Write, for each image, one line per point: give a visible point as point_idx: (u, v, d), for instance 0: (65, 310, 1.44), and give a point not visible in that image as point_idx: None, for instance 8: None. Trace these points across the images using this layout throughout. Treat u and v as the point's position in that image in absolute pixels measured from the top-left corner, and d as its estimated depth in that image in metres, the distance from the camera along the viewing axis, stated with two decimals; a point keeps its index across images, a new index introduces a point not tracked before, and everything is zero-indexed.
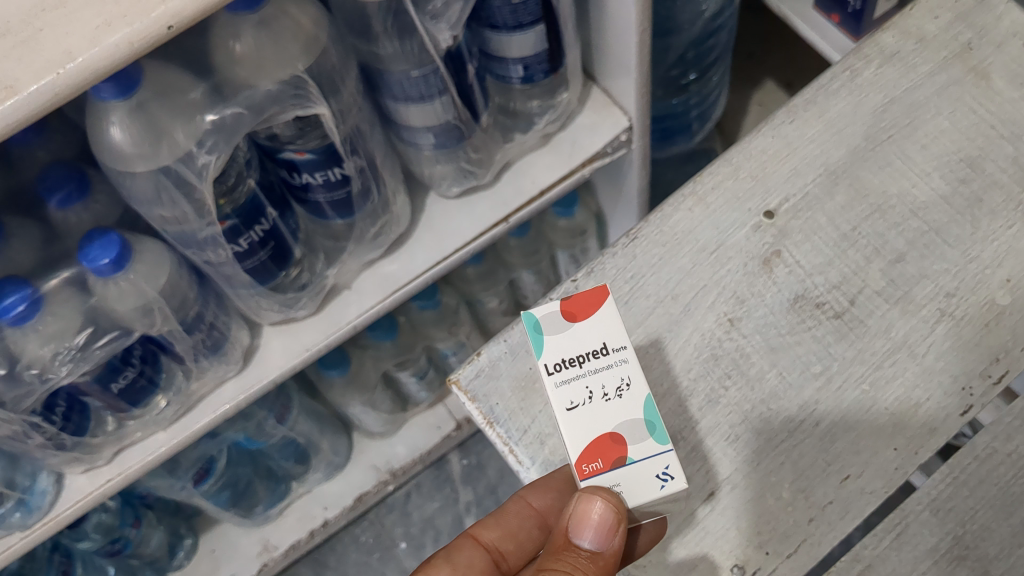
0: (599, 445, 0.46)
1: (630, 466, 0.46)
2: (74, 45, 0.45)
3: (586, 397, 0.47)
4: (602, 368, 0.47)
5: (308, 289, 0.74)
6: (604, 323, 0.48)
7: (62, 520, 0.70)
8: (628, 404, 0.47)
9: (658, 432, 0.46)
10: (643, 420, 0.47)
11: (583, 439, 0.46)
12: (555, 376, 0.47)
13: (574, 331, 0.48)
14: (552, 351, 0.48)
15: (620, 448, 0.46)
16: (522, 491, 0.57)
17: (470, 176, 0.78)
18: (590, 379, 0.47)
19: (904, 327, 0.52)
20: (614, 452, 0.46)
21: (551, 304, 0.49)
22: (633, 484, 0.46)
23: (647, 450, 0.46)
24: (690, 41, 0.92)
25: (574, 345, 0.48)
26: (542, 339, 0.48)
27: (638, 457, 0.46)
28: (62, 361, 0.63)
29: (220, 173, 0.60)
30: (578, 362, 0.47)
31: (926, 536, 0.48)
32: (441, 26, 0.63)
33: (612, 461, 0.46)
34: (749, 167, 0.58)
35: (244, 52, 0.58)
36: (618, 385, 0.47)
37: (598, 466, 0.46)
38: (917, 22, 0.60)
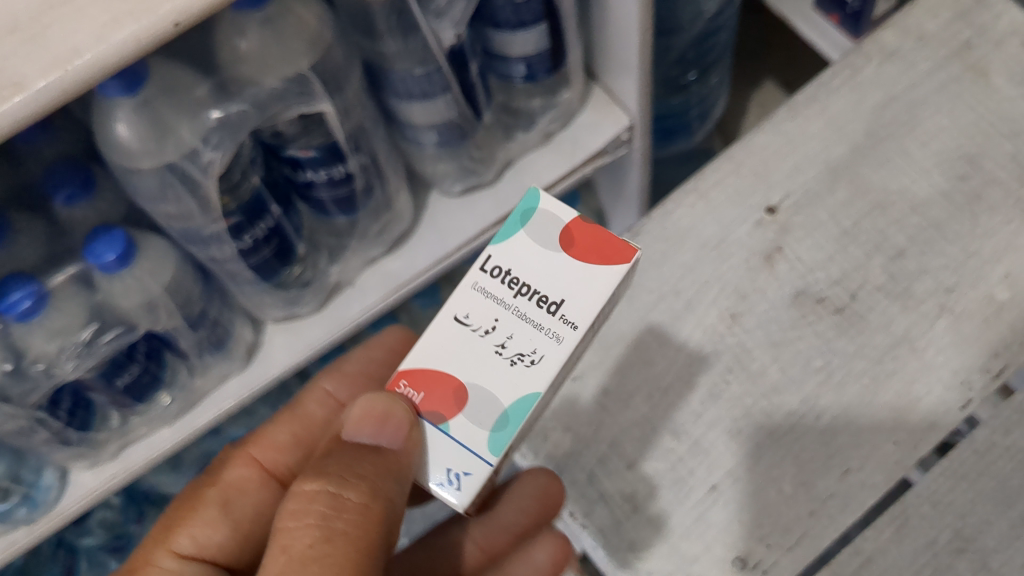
0: (438, 382, 0.42)
1: (440, 433, 0.42)
2: (83, 41, 0.45)
3: (485, 326, 0.42)
4: (533, 322, 0.41)
5: (311, 286, 0.75)
6: (580, 281, 0.41)
7: (67, 516, 0.70)
8: (512, 381, 0.41)
9: (501, 433, 0.41)
10: (502, 410, 0.41)
11: (440, 363, 0.42)
12: (484, 278, 0.42)
13: (551, 259, 0.42)
14: (512, 254, 0.42)
15: (448, 410, 0.42)
16: (326, 387, 0.61)
17: (472, 173, 0.79)
18: (506, 316, 0.42)
19: (905, 322, 0.52)
20: (440, 405, 0.42)
21: (564, 212, 0.43)
22: (429, 449, 0.42)
23: (471, 440, 0.41)
24: (690, 41, 0.92)
25: (538, 276, 0.42)
26: (516, 231, 0.43)
27: (455, 433, 0.41)
28: (68, 356, 0.63)
29: (225, 170, 0.61)
30: (518, 290, 0.42)
31: (925, 529, 0.48)
32: (445, 24, 0.63)
33: (428, 408, 0.42)
34: (751, 163, 0.58)
35: (250, 50, 0.59)
36: (525, 353, 0.41)
37: (415, 398, 0.42)
38: (917, 21, 0.60)
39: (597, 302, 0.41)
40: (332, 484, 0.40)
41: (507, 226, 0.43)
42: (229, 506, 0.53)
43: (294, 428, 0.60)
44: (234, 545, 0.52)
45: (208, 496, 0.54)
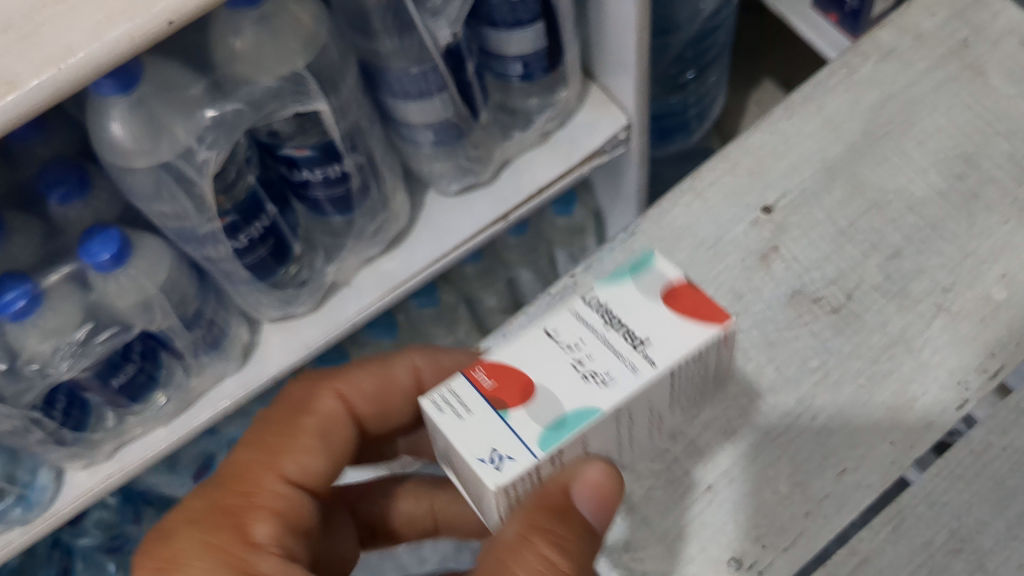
0: (512, 376, 0.42)
1: (496, 418, 0.41)
2: (75, 40, 0.45)
3: (571, 346, 0.42)
4: (618, 355, 0.42)
5: (308, 286, 0.75)
6: (668, 328, 0.42)
7: (62, 516, 0.71)
8: (578, 391, 0.41)
9: (554, 434, 0.40)
10: (561, 414, 0.40)
11: (522, 363, 0.42)
12: (584, 308, 0.44)
13: (645, 305, 0.43)
14: (615, 294, 0.43)
15: (512, 400, 0.41)
16: (417, 363, 0.55)
17: (469, 173, 0.78)
18: (594, 343, 0.42)
19: (902, 321, 0.51)
20: (509, 396, 0.41)
21: (673, 271, 0.44)
22: (479, 433, 0.40)
23: (524, 432, 0.40)
24: (688, 40, 0.92)
25: (633, 317, 0.42)
26: (625, 280, 0.44)
27: (510, 421, 0.40)
28: (62, 357, 0.63)
29: (220, 169, 0.61)
30: (611, 323, 0.43)
31: (922, 530, 0.47)
32: (441, 22, 0.64)
33: (497, 396, 0.41)
34: (748, 163, 0.58)
35: (244, 48, 0.58)
36: (601, 374, 0.41)
37: (485, 385, 0.42)
38: (914, 19, 0.60)
39: (681, 349, 0.41)
40: (558, 552, 0.41)
41: (616, 274, 0.45)
42: (325, 437, 0.53)
43: (381, 384, 0.55)
44: (328, 475, 0.52)
45: (303, 426, 0.52)
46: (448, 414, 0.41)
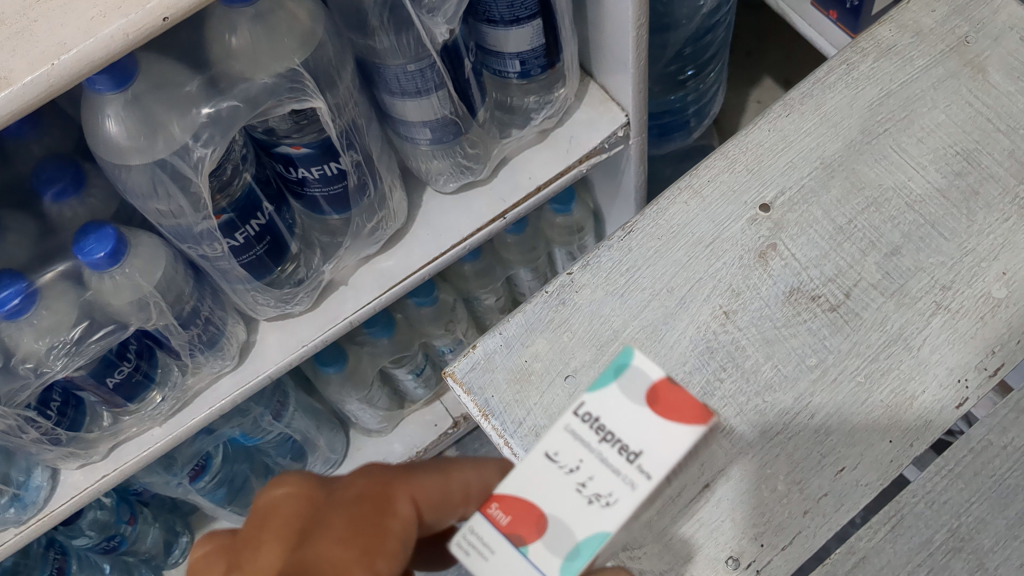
0: (519, 506, 0.37)
1: (517, 556, 0.37)
2: (69, 36, 0.45)
3: (570, 465, 0.37)
4: (614, 469, 0.36)
5: (304, 285, 0.75)
6: (659, 437, 0.36)
7: (57, 515, 0.71)
8: (586, 518, 0.36)
9: (573, 564, 0.37)
10: (573, 542, 0.37)
11: (524, 492, 0.37)
12: (574, 420, 0.37)
13: (635, 412, 0.36)
14: (604, 403, 0.37)
15: (528, 533, 0.37)
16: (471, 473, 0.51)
17: (467, 171, 0.78)
18: (591, 459, 0.37)
19: (901, 319, 0.51)
20: (523, 529, 0.37)
21: (655, 367, 0.37)
22: (507, 574, 0.37)
23: (545, 567, 0.37)
24: (687, 37, 0.92)
25: (621, 427, 0.36)
26: (608, 384, 0.37)
27: (532, 556, 0.37)
28: (57, 355, 0.63)
29: (217, 167, 0.60)
30: (603, 436, 0.36)
31: (921, 528, 0.47)
32: (438, 20, 0.63)
33: (513, 530, 0.37)
34: (745, 160, 0.57)
35: (241, 46, 0.58)
36: (602, 495, 0.36)
37: (499, 519, 0.38)
38: (914, 15, 0.60)
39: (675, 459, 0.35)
40: None
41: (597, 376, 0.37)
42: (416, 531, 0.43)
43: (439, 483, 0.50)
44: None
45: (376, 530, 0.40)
46: (472, 555, 0.38)
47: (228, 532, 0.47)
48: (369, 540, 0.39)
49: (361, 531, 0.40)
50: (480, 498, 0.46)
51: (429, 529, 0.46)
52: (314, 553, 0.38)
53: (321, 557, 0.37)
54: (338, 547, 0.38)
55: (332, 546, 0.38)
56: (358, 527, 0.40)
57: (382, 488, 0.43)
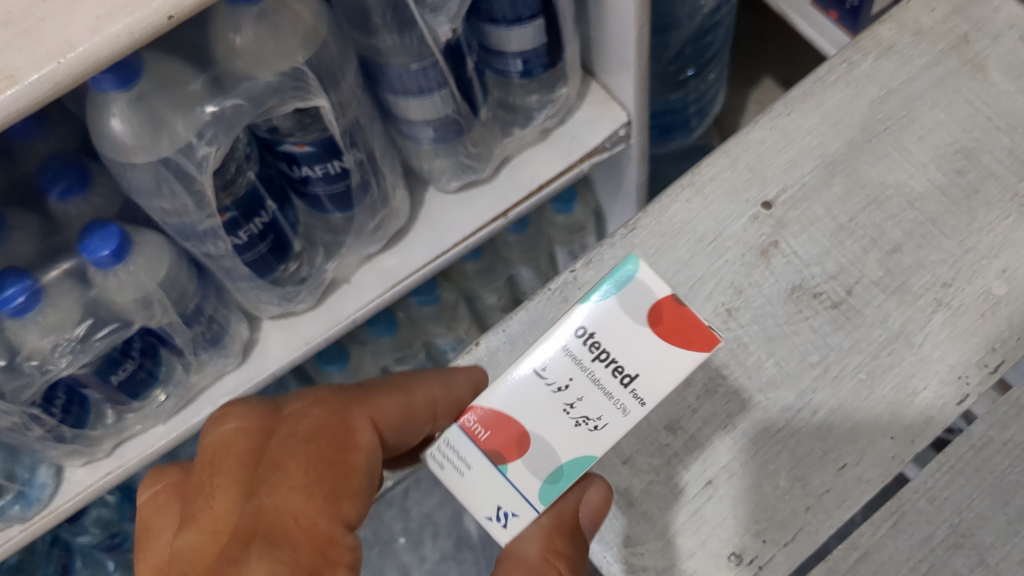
0: (507, 427, 0.42)
1: (496, 474, 0.42)
2: (76, 35, 0.45)
3: (564, 381, 0.41)
4: (607, 390, 0.41)
5: (307, 283, 0.75)
6: (658, 359, 0.40)
7: (62, 512, 0.71)
8: (574, 440, 0.41)
9: (551, 487, 0.42)
10: (557, 465, 0.42)
11: (511, 412, 0.42)
12: (574, 338, 0.41)
13: (639, 333, 0.40)
14: (604, 323, 0.41)
15: (509, 453, 0.42)
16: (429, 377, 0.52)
17: (469, 169, 0.78)
18: (585, 379, 0.41)
19: (901, 316, 0.51)
20: (505, 449, 0.42)
21: (659, 286, 0.40)
22: (483, 486, 0.43)
23: (523, 485, 0.42)
24: (687, 37, 0.92)
25: (620, 347, 0.40)
26: (612, 297, 0.40)
27: (511, 475, 0.42)
28: (62, 353, 0.63)
29: (220, 165, 0.61)
30: (600, 355, 0.41)
31: (922, 525, 0.47)
32: (441, 19, 0.63)
33: (495, 450, 0.42)
34: (748, 158, 0.57)
35: (245, 45, 0.58)
36: (592, 417, 0.41)
37: (481, 436, 0.43)
38: (914, 15, 0.60)
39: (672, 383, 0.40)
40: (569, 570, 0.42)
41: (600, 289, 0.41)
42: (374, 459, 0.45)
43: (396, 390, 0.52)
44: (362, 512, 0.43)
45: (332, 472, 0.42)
46: (450, 468, 0.43)
47: (174, 470, 0.49)
48: (332, 484, 0.41)
49: (322, 472, 0.41)
50: (447, 412, 0.49)
51: (396, 446, 0.49)
52: (272, 503, 0.39)
53: (281, 508, 0.39)
54: (299, 496, 0.40)
55: (292, 496, 0.40)
56: (319, 470, 0.41)
57: (337, 420, 0.45)
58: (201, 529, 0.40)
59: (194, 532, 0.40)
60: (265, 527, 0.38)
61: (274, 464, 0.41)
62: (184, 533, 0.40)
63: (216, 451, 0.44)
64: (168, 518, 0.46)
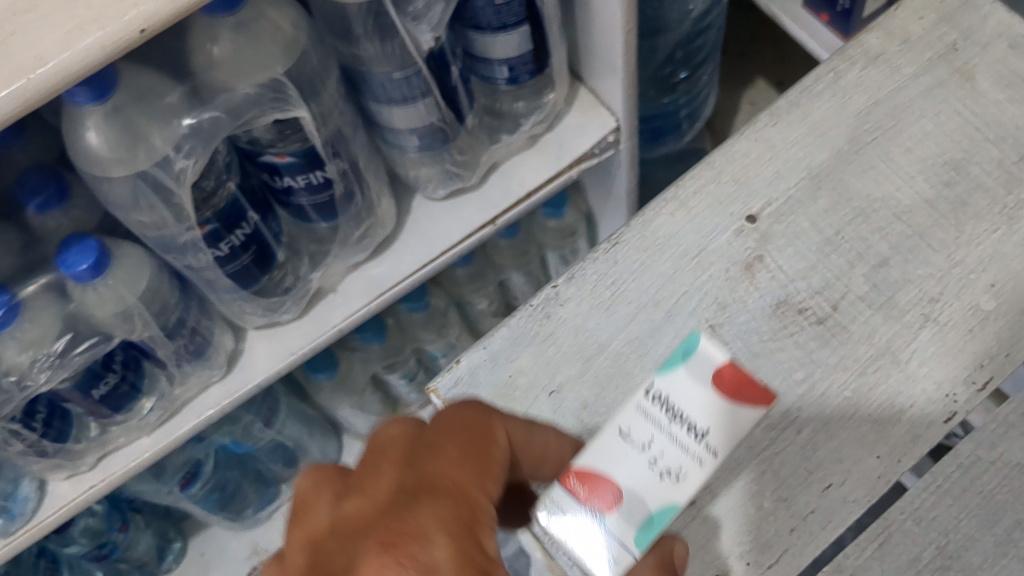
0: (592, 475, 0.41)
1: (593, 522, 0.41)
2: (46, 49, 0.44)
3: (647, 442, 0.40)
4: (683, 446, 0.39)
5: (292, 293, 0.74)
6: (720, 416, 0.38)
7: (45, 527, 0.70)
8: (659, 492, 0.39)
9: (646, 533, 0.39)
10: (647, 512, 0.39)
11: (596, 466, 0.41)
12: (646, 398, 0.40)
13: (701, 396, 0.38)
14: (676, 385, 0.39)
15: (606, 503, 0.40)
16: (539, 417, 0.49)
17: (455, 178, 0.78)
18: (664, 439, 0.39)
19: (888, 332, 0.50)
20: (600, 500, 0.40)
21: (716, 352, 0.39)
22: (581, 538, 0.41)
23: (616, 533, 0.40)
24: (677, 41, 0.91)
25: (688, 407, 0.39)
26: (677, 367, 0.39)
27: (605, 528, 0.40)
28: (40, 368, 0.62)
29: (199, 177, 0.59)
30: (669, 413, 0.39)
31: (908, 546, 0.46)
32: (423, 27, 0.62)
33: (588, 497, 0.41)
34: (732, 170, 0.56)
35: (223, 55, 0.57)
36: (675, 471, 0.39)
37: (577, 491, 0.41)
38: (902, 22, 0.59)
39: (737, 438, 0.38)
40: None
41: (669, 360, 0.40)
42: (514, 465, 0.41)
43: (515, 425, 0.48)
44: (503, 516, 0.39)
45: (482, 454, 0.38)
46: (553, 514, 0.42)
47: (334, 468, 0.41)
48: (483, 463, 0.38)
49: (471, 451, 0.38)
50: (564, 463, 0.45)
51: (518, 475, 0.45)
52: (432, 472, 0.37)
53: (437, 475, 0.36)
54: (453, 466, 0.37)
55: (449, 467, 0.37)
56: (470, 449, 0.38)
57: (484, 416, 0.41)
58: (361, 497, 0.36)
59: (355, 499, 0.36)
60: (428, 490, 0.35)
61: (429, 446, 0.38)
62: (340, 504, 0.37)
63: (372, 447, 0.40)
64: (325, 491, 0.38)
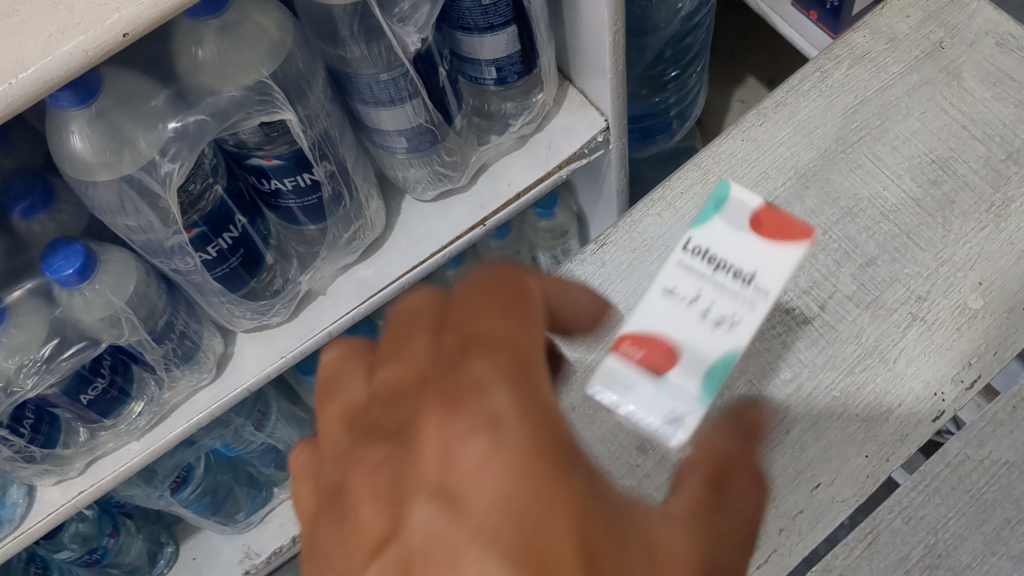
0: (646, 334, 0.38)
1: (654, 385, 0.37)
2: (27, 54, 0.44)
3: (693, 291, 0.39)
4: (732, 291, 0.38)
5: (281, 296, 0.74)
6: (765, 261, 0.38)
7: (34, 533, 0.70)
8: (710, 337, 0.38)
9: (711, 383, 0.37)
10: (709, 361, 0.37)
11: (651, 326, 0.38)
12: (685, 255, 0.40)
13: (743, 240, 0.39)
14: (714, 232, 0.40)
15: (667, 362, 0.37)
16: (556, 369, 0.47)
17: (445, 179, 0.77)
18: (712, 289, 0.39)
19: (875, 332, 0.50)
20: (663, 354, 0.38)
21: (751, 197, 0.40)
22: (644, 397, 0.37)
23: (682, 391, 0.37)
24: (666, 40, 0.91)
25: (732, 255, 0.39)
26: (710, 218, 0.40)
27: (675, 381, 0.37)
28: (27, 374, 0.62)
29: (186, 181, 0.59)
30: (710, 260, 0.39)
31: (897, 545, 0.46)
32: (410, 29, 0.62)
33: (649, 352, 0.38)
34: (719, 171, 0.56)
35: (208, 58, 0.57)
36: (726, 318, 0.38)
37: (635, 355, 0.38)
38: (888, 21, 0.59)
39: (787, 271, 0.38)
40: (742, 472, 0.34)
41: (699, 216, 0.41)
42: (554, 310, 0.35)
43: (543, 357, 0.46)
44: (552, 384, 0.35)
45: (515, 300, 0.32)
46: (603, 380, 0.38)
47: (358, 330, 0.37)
48: (523, 304, 0.32)
49: (503, 292, 0.32)
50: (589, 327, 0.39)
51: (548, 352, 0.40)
52: (470, 332, 0.31)
53: (472, 338, 0.30)
54: (491, 318, 0.31)
55: (487, 323, 0.31)
56: (507, 291, 0.32)
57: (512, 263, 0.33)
58: (397, 380, 0.32)
59: (393, 376, 0.32)
60: (467, 356, 0.30)
61: (461, 305, 0.32)
62: (374, 389, 0.32)
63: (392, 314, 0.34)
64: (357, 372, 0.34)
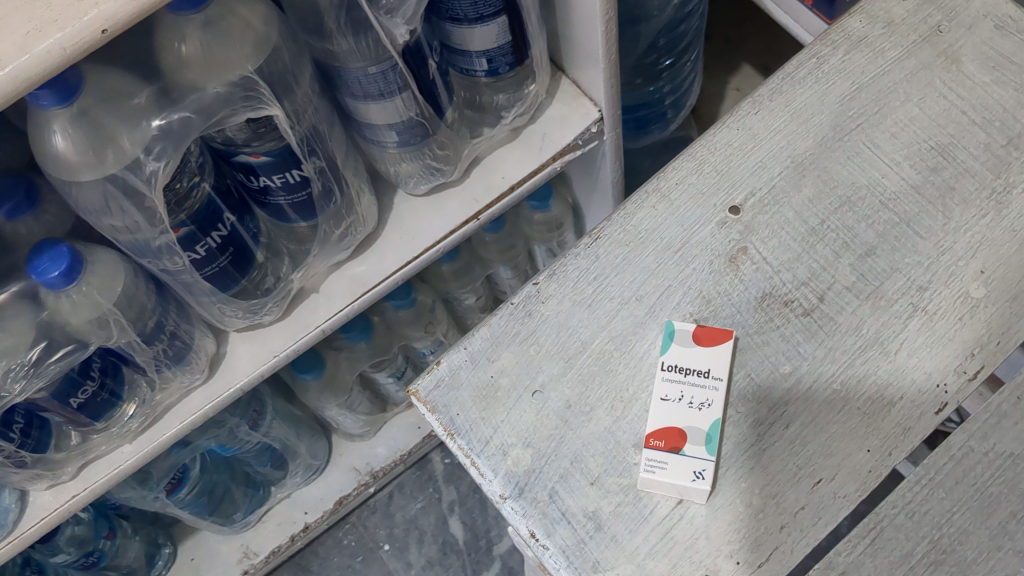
0: None
1: None
2: (4, 53, 0.43)
3: (678, 397, 0.48)
4: (691, 380, 0.48)
5: (273, 294, 0.73)
6: (711, 357, 0.49)
7: (27, 538, 0.69)
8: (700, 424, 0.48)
9: None
10: None
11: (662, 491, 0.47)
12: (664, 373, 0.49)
13: (696, 351, 0.49)
14: (678, 353, 0.49)
15: None
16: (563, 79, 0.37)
17: (436, 172, 0.76)
18: (688, 390, 0.48)
19: (876, 323, 0.49)
20: None
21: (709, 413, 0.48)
22: None
23: None
24: (659, 29, 0.90)
25: (684, 359, 0.49)
26: (668, 346, 0.50)
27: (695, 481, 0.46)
28: (15, 378, 0.61)
29: (171, 178, 0.58)
30: (682, 372, 0.49)
31: (902, 541, 0.45)
32: (397, 21, 0.61)
33: None
34: (714, 161, 0.55)
35: (192, 53, 0.56)
36: (702, 403, 0.48)
37: None
38: (884, 6, 0.58)
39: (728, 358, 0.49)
40: None
41: (656, 344, 0.51)
42: None
43: None
44: None
45: None
46: None
47: None
48: None
49: None
50: None
51: None
52: None
53: None
54: None
55: None
56: None
57: None
58: None
59: None
60: None
61: None
62: None
63: None
64: None
